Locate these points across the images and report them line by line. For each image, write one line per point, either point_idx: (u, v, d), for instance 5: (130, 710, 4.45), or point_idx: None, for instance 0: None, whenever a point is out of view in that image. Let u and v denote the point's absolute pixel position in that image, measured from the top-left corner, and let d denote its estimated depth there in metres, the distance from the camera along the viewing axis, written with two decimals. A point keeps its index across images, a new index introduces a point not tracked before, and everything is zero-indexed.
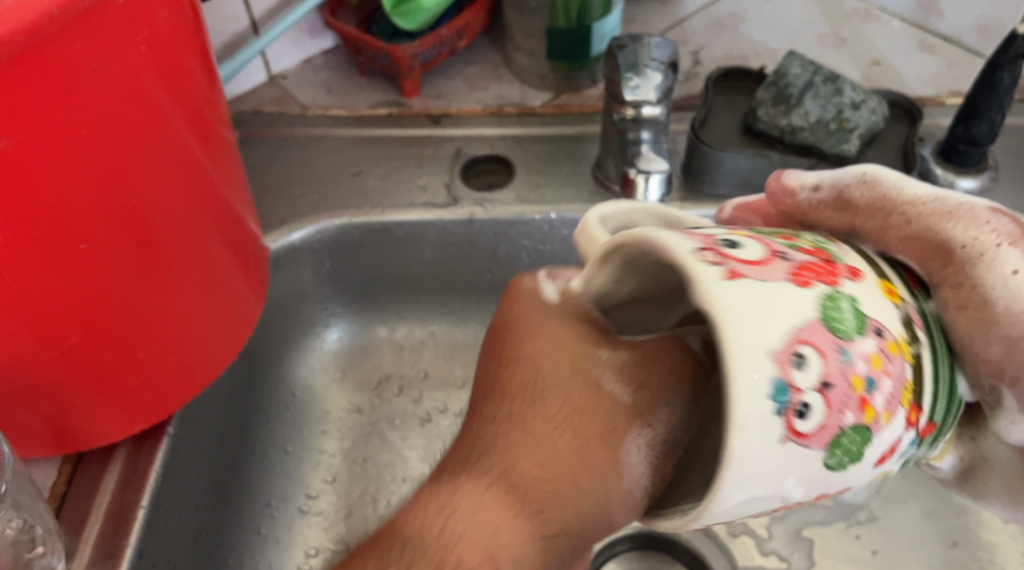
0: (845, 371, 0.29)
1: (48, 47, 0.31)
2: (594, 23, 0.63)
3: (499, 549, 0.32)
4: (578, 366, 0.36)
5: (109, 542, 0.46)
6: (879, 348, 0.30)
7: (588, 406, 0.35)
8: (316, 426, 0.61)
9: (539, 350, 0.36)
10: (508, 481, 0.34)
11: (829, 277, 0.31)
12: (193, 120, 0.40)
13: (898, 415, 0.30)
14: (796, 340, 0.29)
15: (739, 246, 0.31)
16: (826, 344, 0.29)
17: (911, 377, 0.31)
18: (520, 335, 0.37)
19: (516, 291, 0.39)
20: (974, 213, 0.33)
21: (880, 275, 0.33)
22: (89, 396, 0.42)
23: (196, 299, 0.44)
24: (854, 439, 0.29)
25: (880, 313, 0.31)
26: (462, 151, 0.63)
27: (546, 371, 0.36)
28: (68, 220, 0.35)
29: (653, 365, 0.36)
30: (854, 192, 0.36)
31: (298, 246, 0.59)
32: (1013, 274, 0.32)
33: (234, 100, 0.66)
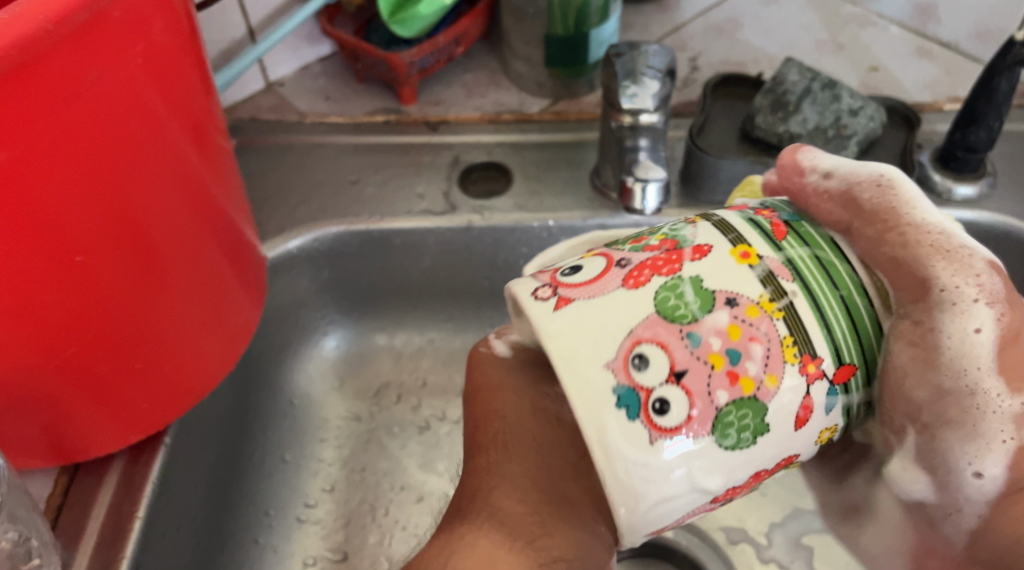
0: (698, 355, 0.34)
1: (43, 59, 0.31)
2: (592, 30, 0.63)
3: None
4: (538, 409, 0.41)
5: (106, 553, 0.46)
6: (735, 319, 0.34)
7: (551, 445, 0.39)
8: (314, 434, 0.61)
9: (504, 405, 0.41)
10: (501, 521, 0.37)
11: (666, 267, 0.36)
12: (190, 130, 0.40)
13: (787, 373, 0.34)
14: (635, 343, 0.34)
15: (580, 270, 0.37)
16: (667, 337, 0.34)
17: (788, 330, 0.34)
18: (488, 396, 0.42)
19: (474, 357, 0.44)
20: (964, 261, 0.36)
21: (739, 244, 0.36)
22: (86, 406, 0.42)
23: (193, 309, 0.44)
24: (738, 412, 0.34)
25: (727, 284, 0.35)
26: (460, 159, 0.63)
27: (512, 420, 0.41)
28: (65, 231, 0.35)
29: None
30: (863, 192, 0.38)
31: (296, 254, 0.59)
32: (975, 331, 0.36)
33: (232, 108, 0.66)
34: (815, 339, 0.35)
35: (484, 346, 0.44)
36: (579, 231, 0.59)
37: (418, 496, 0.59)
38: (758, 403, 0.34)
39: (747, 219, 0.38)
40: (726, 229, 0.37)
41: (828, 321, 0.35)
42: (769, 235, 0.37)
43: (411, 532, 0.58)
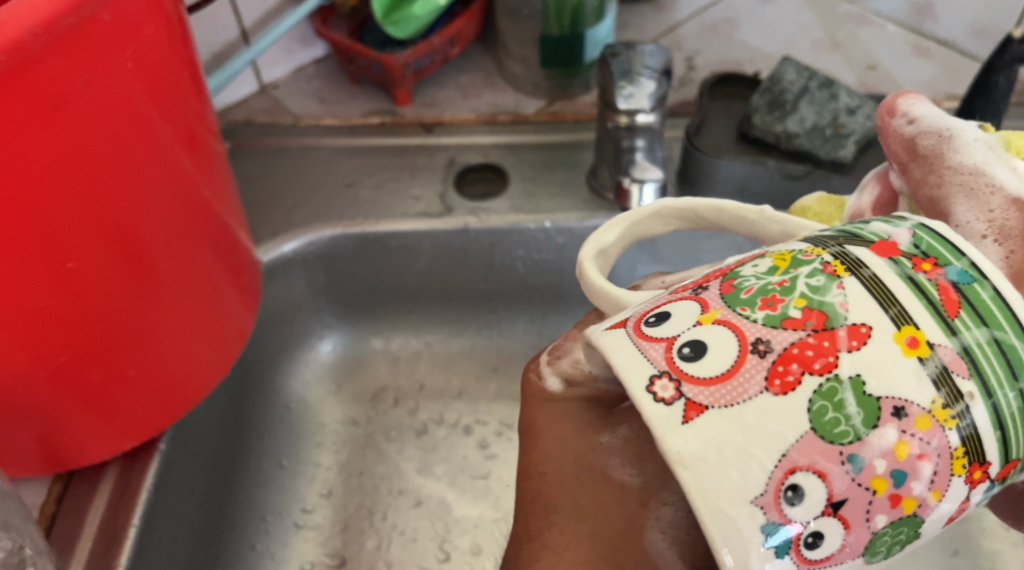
0: (859, 481, 0.26)
1: (32, 64, 0.30)
2: (588, 30, 0.62)
3: None
4: (585, 465, 0.33)
5: (100, 561, 0.46)
6: (903, 435, 0.26)
7: (593, 506, 0.32)
8: (311, 439, 0.61)
9: (543, 457, 0.34)
10: None
11: (818, 362, 0.26)
12: (182, 134, 0.39)
13: (953, 486, 0.27)
14: (783, 476, 0.26)
15: (704, 351, 0.27)
16: (827, 464, 0.26)
17: (961, 442, 0.26)
18: (530, 442, 0.35)
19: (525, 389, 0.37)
20: (988, 197, 0.31)
21: (902, 323, 0.27)
22: (78, 413, 0.41)
23: (187, 315, 0.43)
24: (897, 531, 0.27)
25: (895, 387, 0.26)
26: (456, 160, 0.62)
27: (554, 481, 0.33)
28: (57, 239, 0.34)
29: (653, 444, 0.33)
30: (925, 139, 0.34)
31: (291, 258, 0.59)
32: None
33: (225, 111, 0.65)
34: (988, 447, 0.26)
35: (535, 373, 0.37)
36: (575, 233, 0.59)
37: (416, 500, 0.58)
38: (919, 521, 0.27)
39: (907, 279, 0.27)
40: (887, 295, 0.27)
41: (1002, 419, 0.26)
42: (937, 305, 0.27)
43: (409, 536, 0.57)
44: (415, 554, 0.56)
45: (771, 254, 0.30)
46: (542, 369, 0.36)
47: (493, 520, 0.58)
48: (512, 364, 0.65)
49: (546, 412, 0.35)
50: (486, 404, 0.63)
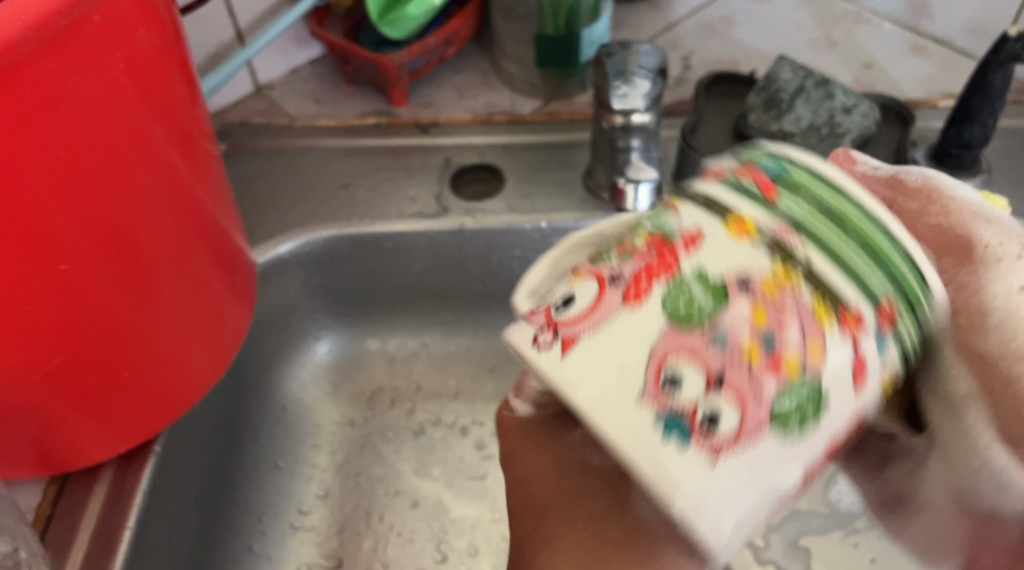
0: (727, 354, 0.26)
1: (23, 66, 0.30)
2: (583, 30, 0.62)
3: None
4: (562, 459, 0.38)
5: (96, 563, 0.46)
6: (753, 300, 0.27)
7: (583, 495, 0.36)
8: (307, 441, 0.61)
9: (524, 466, 0.39)
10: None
11: (660, 268, 0.28)
12: (175, 136, 0.39)
13: (829, 336, 0.27)
14: (656, 365, 0.26)
15: (570, 297, 0.28)
16: (687, 345, 0.26)
17: (815, 293, 0.27)
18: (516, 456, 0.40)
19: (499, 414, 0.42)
20: (1004, 234, 0.31)
21: (729, 213, 0.28)
22: (73, 415, 0.41)
23: (182, 317, 0.43)
24: (800, 416, 0.26)
25: (731, 263, 0.27)
26: (451, 161, 0.62)
27: (536, 480, 0.39)
28: (50, 241, 0.34)
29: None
30: (911, 177, 0.33)
31: (286, 259, 0.59)
32: (1022, 291, 0.30)
33: (221, 112, 0.65)
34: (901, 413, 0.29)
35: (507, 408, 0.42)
36: (571, 233, 0.59)
37: (413, 501, 0.58)
38: (823, 403, 0.27)
39: (730, 186, 0.29)
40: (714, 201, 0.29)
41: (848, 261, 0.27)
42: (756, 196, 0.29)
43: (405, 538, 0.57)
44: (413, 555, 0.56)
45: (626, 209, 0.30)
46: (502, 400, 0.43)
47: (490, 520, 0.58)
48: (508, 365, 0.64)
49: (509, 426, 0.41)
50: (483, 404, 0.63)
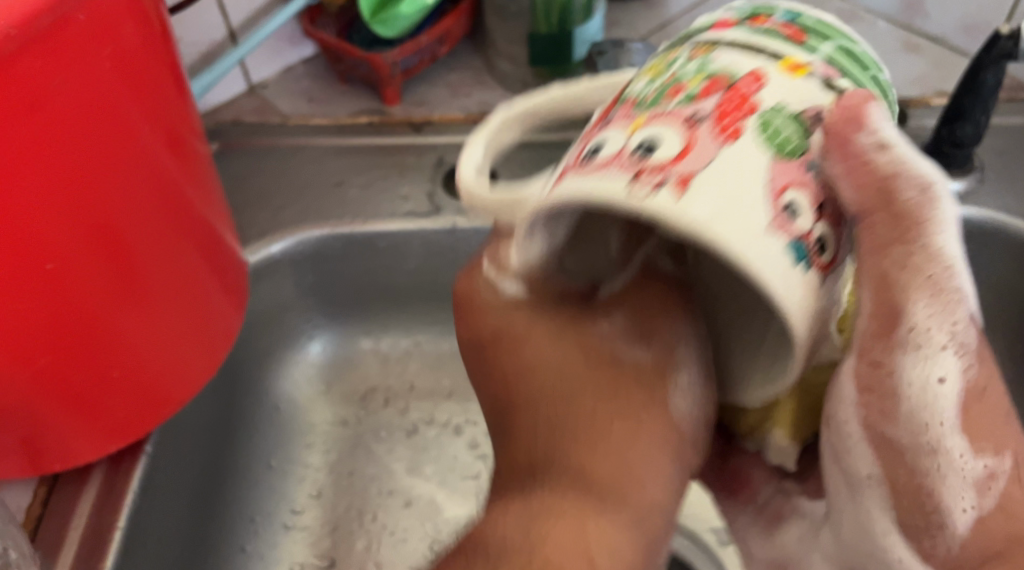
0: (819, 182, 0.31)
1: (7, 64, 0.30)
2: (576, 29, 0.62)
3: (592, 551, 0.33)
4: (592, 350, 0.39)
5: (86, 563, 0.46)
6: (826, 133, 0.31)
7: (615, 385, 0.38)
8: (300, 440, 0.61)
9: (541, 352, 0.40)
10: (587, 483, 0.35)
11: (746, 108, 0.30)
12: (163, 135, 0.39)
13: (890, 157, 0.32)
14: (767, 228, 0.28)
15: (655, 148, 0.29)
16: (793, 174, 0.30)
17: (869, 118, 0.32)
18: (518, 343, 0.40)
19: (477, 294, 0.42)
20: (956, 307, 0.31)
21: (778, 57, 0.32)
22: (62, 415, 0.41)
23: (172, 316, 0.43)
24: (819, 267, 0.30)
25: (803, 101, 0.31)
26: (444, 159, 0.62)
27: (560, 369, 0.39)
28: (36, 240, 0.34)
29: (649, 317, 0.40)
30: (905, 189, 0.31)
31: (278, 258, 0.59)
32: (939, 381, 0.31)
33: (214, 111, 0.65)
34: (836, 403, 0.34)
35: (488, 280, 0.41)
36: None
37: (406, 501, 0.58)
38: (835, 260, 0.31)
39: (754, 30, 0.33)
40: (756, 46, 0.32)
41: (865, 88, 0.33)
42: (788, 39, 0.32)
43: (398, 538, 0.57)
44: (405, 555, 0.56)
45: (645, 75, 0.33)
46: (484, 270, 0.41)
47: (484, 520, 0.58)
48: None
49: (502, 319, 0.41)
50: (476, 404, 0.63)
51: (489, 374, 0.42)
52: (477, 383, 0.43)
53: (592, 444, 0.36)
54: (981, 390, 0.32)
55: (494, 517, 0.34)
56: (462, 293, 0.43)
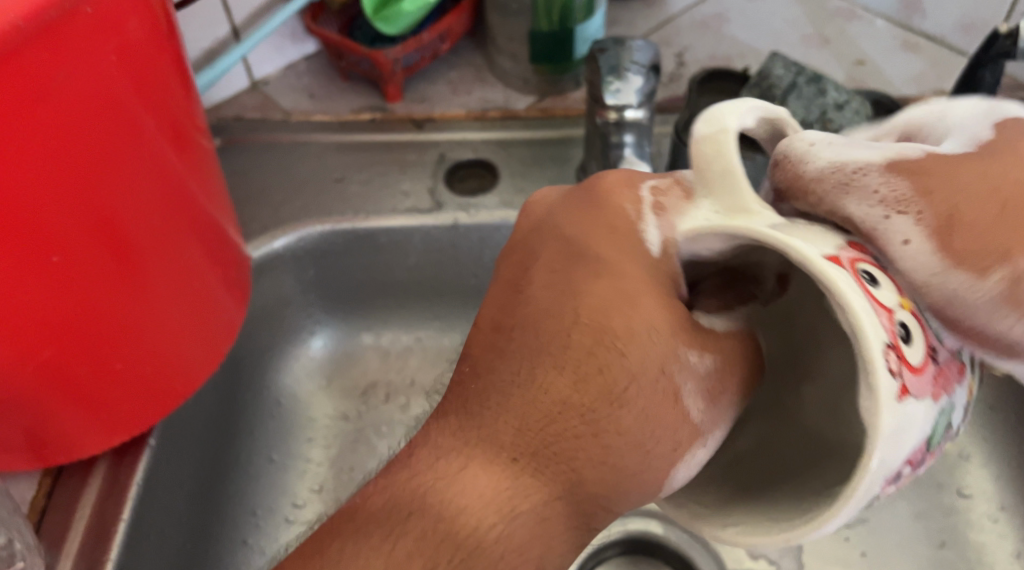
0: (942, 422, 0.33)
1: (12, 58, 0.30)
2: (577, 26, 0.63)
3: (547, 557, 0.33)
4: (666, 372, 0.33)
5: (90, 555, 0.46)
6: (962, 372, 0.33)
7: (657, 412, 0.33)
8: (302, 435, 0.61)
9: (629, 324, 0.34)
10: (575, 501, 0.33)
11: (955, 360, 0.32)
12: (168, 130, 0.39)
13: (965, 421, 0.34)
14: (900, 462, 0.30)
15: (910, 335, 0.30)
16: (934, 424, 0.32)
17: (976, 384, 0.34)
18: (605, 281, 0.35)
19: (612, 210, 0.36)
20: (856, 172, 0.31)
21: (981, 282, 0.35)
22: (66, 408, 0.41)
23: (174, 310, 0.43)
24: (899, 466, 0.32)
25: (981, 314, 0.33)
26: (446, 156, 0.63)
27: (632, 365, 0.33)
28: (41, 233, 0.34)
29: (731, 368, 0.35)
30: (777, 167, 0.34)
31: (281, 254, 0.59)
32: (904, 245, 0.31)
33: (216, 106, 0.65)
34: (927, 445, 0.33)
35: (631, 204, 0.36)
36: None
37: None
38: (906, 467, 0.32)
39: None
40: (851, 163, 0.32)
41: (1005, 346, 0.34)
42: None
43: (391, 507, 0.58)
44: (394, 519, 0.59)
45: None
46: (642, 196, 0.36)
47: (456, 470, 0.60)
48: None
49: (609, 245, 0.35)
50: None
51: (563, 286, 0.35)
52: (544, 258, 0.36)
53: (598, 465, 0.33)
54: (952, 218, 0.30)
55: (494, 522, 0.33)
56: (604, 188, 0.37)
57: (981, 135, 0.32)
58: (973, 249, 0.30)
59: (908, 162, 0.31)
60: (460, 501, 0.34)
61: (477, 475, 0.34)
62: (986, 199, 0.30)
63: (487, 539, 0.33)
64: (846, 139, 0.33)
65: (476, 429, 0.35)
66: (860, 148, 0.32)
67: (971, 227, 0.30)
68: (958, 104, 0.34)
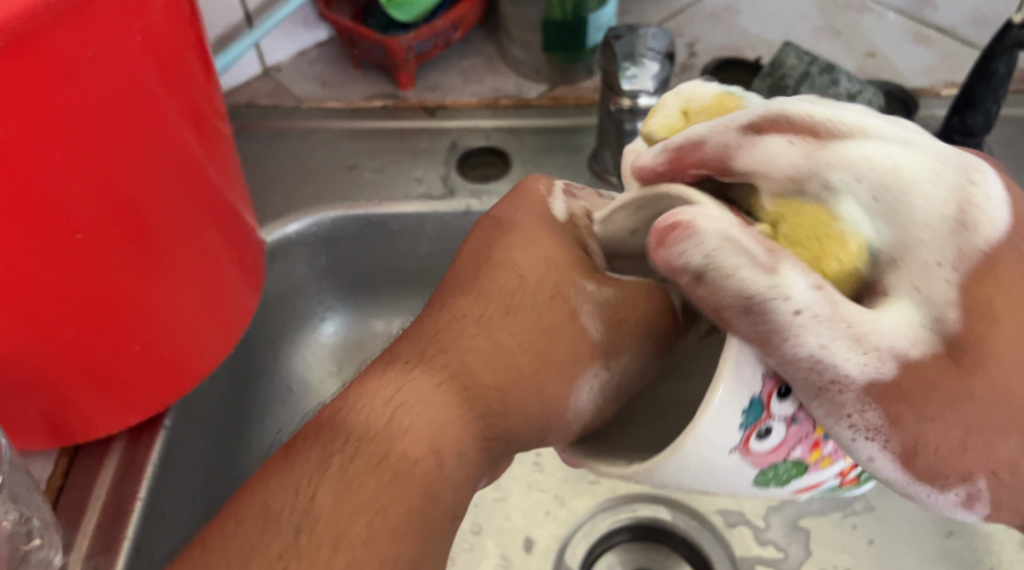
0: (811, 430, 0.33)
1: (46, 36, 0.31)
2: (589, 15, 0.63)
3: (445, 448, 0.35)
4: (562, 293, 0.39)
5: (106, 533, 0.46)
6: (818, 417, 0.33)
7: (556, 328, 0.38)
8: (313, 420, 0.61)
9: (528, 256, 0.40)
10: (463, 388, 0.37)
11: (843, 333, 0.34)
12: (188, 111, 0.40)
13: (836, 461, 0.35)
14: (767, 417, 0.33)
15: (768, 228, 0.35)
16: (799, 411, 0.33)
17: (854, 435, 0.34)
18: (506, 234, 0.41)
19: (527, 189, 0.44)
20: (840, 382, 0.30)
21: None
22: (86, 387, 0.42)
23: (191, 293, 0.43)
24: (782, 471, 0.34)
25: None
26: (458, 144, 0.63)
27: (531, 286, 0.39)
28: (65, 211, 0.35)
29: (629, 310, 0.39)
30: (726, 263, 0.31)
31: (294, 239, 0.59)
32: (867, 459, 0.31)
33: (229, 93, 0.65)
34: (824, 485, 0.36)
35: (544, 185, 0.44)
36: None
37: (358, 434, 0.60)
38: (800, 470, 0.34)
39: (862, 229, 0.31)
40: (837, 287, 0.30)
41: None
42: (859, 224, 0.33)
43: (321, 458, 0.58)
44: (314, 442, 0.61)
45: None
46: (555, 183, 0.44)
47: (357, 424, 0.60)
48: None
49: (525, 217, 0.42)
50: None
51: (483, 248, 0.41)
52: (471, 239, 0.42)
53: (497, 367, 0.37)
54: (916, 447, 0.30)
55: (384, 414, 0.36)
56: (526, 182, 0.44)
57: (948, 326, 0.29)
58: (933, 470, 0.30)
59: (884, 384, 0.30)
60: (359, 408, 0.36)
61: (375, 385, 0.37)
62: (948, 404, 0.29)
63: (380, 426, 0.35)
64: (829, 299, 0.30)
65: (384, 355, 0.39)
66: (841, 330, 0.30)
67: (937, 451, 0.30)
68: (922, 241, 0.30)
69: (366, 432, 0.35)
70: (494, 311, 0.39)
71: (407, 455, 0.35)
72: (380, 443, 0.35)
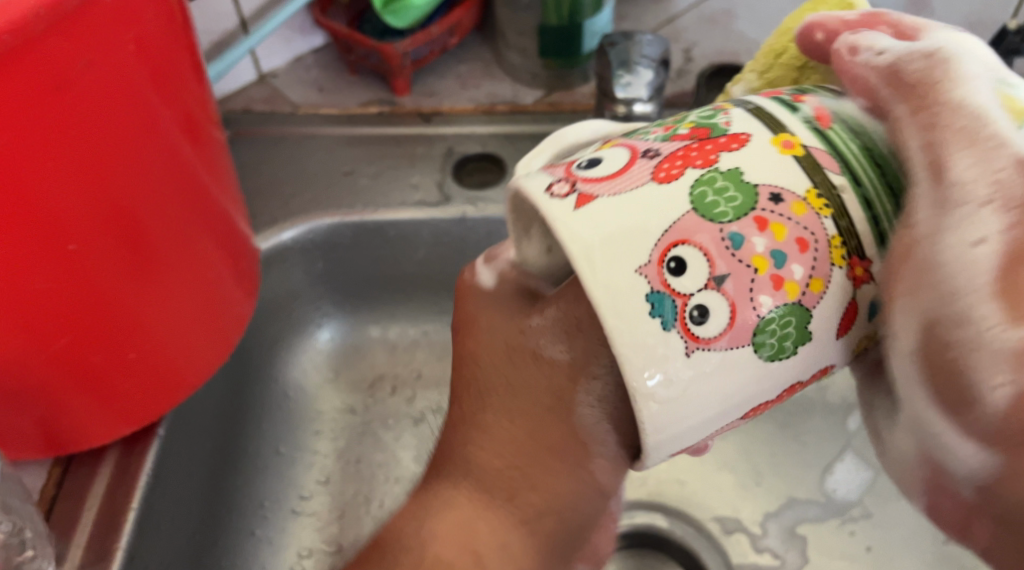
0: (738, 257, 0.29)
1: (37, 46, 0.31)
2: (585, 21, 0.63)
3: (483, 547, 0.35)
4: (516, 348, 0.35)
5: (100, 543, 0.46)
6: (756, 252, 0.29)
7: (526, 383, 0.35)
8: (310, 427, 0.61)
9: (478, 342, 0.37)
10: (478, 481, 0.36)
11: (701, 159, 0.30)
12: (182, 119, 0.40)
13: (835, 276, 0.29)
14: (665, 245, 0.29)
15: (600, 162, 0.31)
16: (707, 243, 0.29)
17: (836, 230, 0.29)
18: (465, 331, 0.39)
19: (460, 288, 0.40)
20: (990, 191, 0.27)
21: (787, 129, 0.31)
22: (80, 397, 0.41)
23: (185, 301, 0.43)
24: (730, 194, 0.29)
25: (772, 176, 0.30)
26: (454, 149, 0.63)
27: (488, 361, 0.36)
28: (57, 221, 0.34)
29: (576, 331, 0.34)
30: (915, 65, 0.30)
31: (289, 246, 0.59)
32: (972, 247, 0.27)
33: (224, 100, 0.65)
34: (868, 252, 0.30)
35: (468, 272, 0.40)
36: None
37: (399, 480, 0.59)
38: (740, 175, 0.30)
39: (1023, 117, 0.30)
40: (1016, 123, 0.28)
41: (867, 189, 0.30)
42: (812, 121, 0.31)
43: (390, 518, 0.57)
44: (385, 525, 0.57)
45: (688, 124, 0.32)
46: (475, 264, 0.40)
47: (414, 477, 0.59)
48: None
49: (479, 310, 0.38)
50: None
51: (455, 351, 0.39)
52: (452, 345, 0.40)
53: (496, 450, 0.35)
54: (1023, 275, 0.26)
55: (418, 528, 0.36)
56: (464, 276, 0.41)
57: None
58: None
59: None
60: (397, 523, 0.37)
61: (410, 508, 0.37)
62: None
63: (415, 535, 0.36)
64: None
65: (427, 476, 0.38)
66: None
67: None
68: None
69: (403, 544, 0.36)
70: (472, 402, 0.37)
71: (441, 557, 0.35)
72: (414, 550, 0.36)
